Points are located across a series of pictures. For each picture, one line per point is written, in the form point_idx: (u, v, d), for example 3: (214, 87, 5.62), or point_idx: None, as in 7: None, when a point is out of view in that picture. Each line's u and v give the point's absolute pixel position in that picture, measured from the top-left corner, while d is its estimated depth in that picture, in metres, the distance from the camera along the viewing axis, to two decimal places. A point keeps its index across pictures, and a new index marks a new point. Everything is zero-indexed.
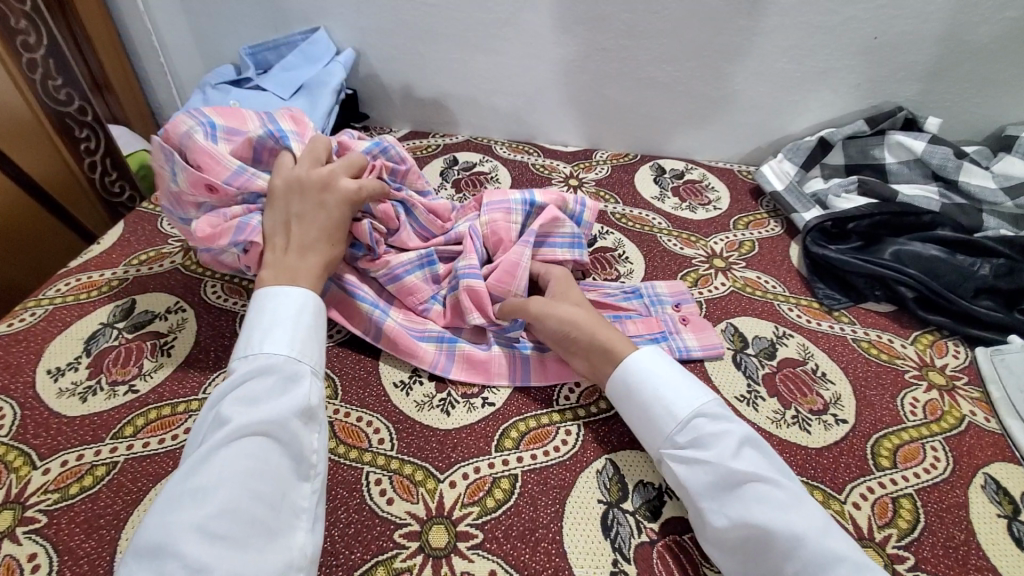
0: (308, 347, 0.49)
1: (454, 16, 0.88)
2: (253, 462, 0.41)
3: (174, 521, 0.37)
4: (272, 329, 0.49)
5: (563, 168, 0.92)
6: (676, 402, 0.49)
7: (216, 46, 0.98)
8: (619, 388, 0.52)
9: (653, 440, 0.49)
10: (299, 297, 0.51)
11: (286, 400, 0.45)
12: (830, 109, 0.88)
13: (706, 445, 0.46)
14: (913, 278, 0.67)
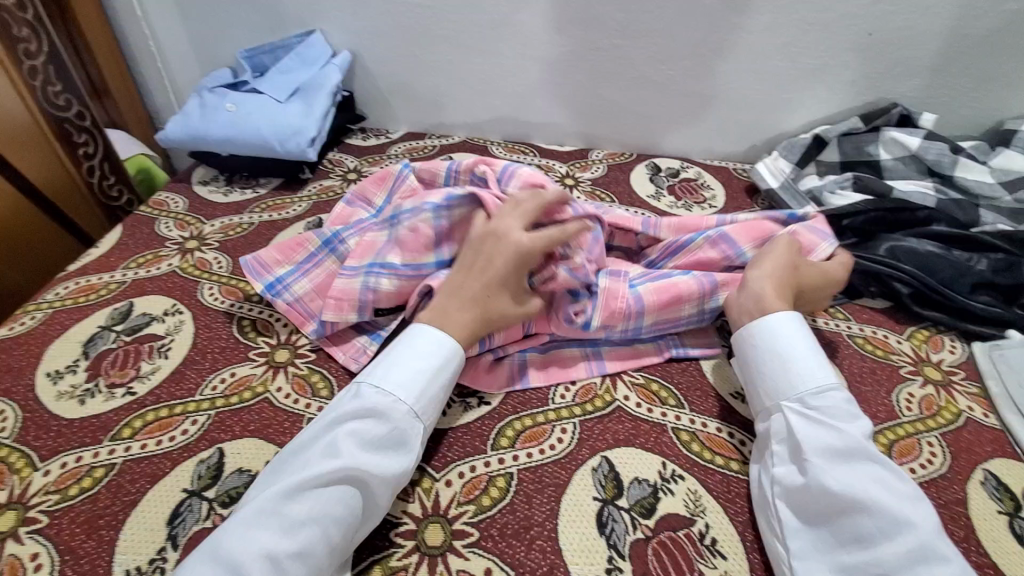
0: (426, 404, 0.49)
1: (450, 17, 0.88)
2: (341, 508, 0.42)
3: (254, 541, 0.39)
4: (403, 370, 0.50)
5: (558, 168, 0.92)
6: (807, 373, 0.50)
7: (213, 50, 0.99)
8: (750, 342, 0.54)
9: (774, 395, 0.51)
10: (446, 353, 0.51)
11: (391, 458, 0.46)
12: (825, 106, 0.89)
13: (833, 416, 0.47)
14: (908, 274, 0.67)
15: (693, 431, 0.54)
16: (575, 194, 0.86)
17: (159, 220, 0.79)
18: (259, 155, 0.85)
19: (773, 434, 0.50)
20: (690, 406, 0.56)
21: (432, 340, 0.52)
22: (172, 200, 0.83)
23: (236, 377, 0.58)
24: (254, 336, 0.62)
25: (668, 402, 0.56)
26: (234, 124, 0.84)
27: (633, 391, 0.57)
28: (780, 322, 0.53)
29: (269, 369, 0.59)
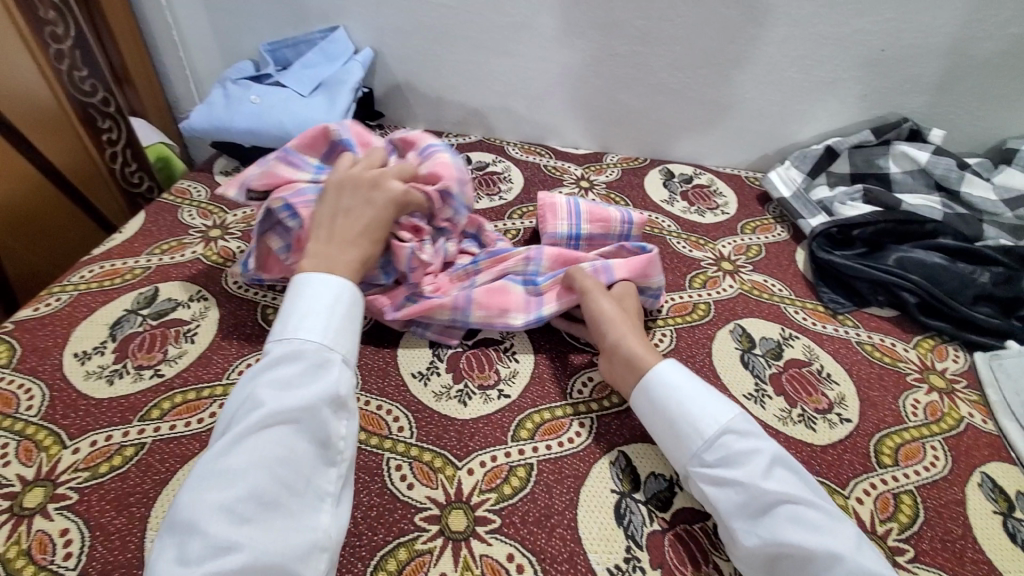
0: (340, 336, 0.49)
1: (472, 18, 0.90)
2: (280, 448, 0.42)
3: (203, 502, 0.39)
4: (305, 316, 0.49)
5: (574, 170, 0.94)
6: (700, 424, 0.49)
7: (235, 43, 1.00)
8: (645, 405, 0.52)
9: (678, 460, 0.50)
10: (333, 285, 0.51)
11: (313, 388, 0.45)
12: (836, 119, 0.91)
13: (730, 465, 0.46)
14: (916, 284, 0.69)
15: None
16: (590, 197, 0.88)
17: (181, 208, 0.80)
18: (282, 148, 0.87)
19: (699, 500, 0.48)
20: None
21: (307, 289, 0.51)
22: (195, 189, 0.84)
23: None
24: None
25: None
26: (257, 116, 0.85)
27: None
28: (652, 378, 0.52)
29: None
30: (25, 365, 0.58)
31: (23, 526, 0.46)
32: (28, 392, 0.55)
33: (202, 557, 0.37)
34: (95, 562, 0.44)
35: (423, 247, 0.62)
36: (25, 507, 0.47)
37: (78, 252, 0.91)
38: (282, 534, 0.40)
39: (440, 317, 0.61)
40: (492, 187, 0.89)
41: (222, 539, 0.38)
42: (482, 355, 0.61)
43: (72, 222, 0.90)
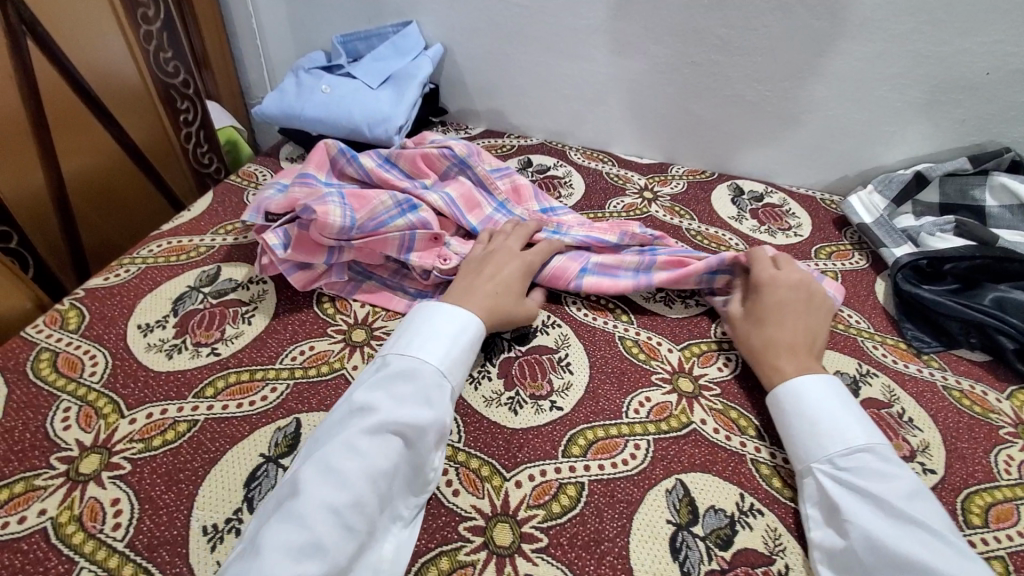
0: (455, 368, 0.51)
1: (546, 19, 0.88)
2: (389, 463, 0.44)
3: (315, 493, 0.41)
4: (433, 342, 0.52)
5: (637, 179, 0.91)
6: (832, 438, 0.48)
7: (309, 33, 1.02)
8: (784, 405, 0.52)
9: (807, 456, 0.48)
10: (460, 318, 0.54)
11: (427, 411, 0.47)
12: (927, 144, 0.84)
13: (866, 477, 0.45)
14: (1016, 329, 0.62)
15: (774, 466, 0.51)
16: (654, 209, 0.85)
17: (247, 190, 0.81)
18: (348, 138, 0.87)
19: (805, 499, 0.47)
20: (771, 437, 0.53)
21: (431, 320, 0.53)
22: (261, 173, 0.85)
23: (314, 351, 0.59)
24: (333, 312, 0.63)
25: (748, 433, 0.54)
26: (327, 105, 0.86)
27: (711, 416, 0.55)
28: (802, 382, 0.52)
29: (346, 347, 0.59)
30: (92, 331, 0.59)
31: (78, 491, 0.47)
32: (92, 358, 0.57)
33: (302, 548, 0.39)
34: (142, 536, 0.44)
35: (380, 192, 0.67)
36: (81, 473, 0.48)
37: (147, 226, 0.93)
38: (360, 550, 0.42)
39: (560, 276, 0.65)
40: (552, 192, 0.87)
41: (320, 540, 0.40)
42: (536, 362, 0.59)
43: (146, 197, 0.92)
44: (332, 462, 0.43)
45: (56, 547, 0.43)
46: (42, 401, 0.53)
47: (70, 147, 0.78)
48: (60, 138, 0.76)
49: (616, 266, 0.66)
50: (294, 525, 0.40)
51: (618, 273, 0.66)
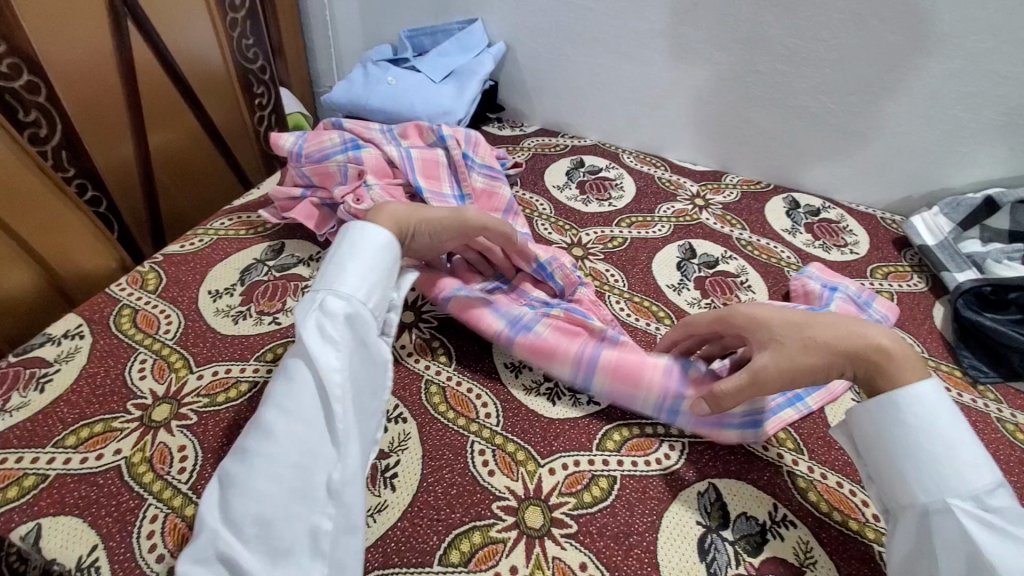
0: (359, 289, 0.51)
1: (609, 21, 0.89)
2: (293, 388, 0.46)
3: (254, 435, 0.44)
4: (335, 272, 0.52)
5: (689, 186, 0.91)
6: (969, 471, 0.42)
7: (379, 27, 1.06)
8: (914, 411, 0.44)
9: (936, 486, 0.42)
10: (357, 242, 0.54)
11: (311, 335, 0.48)
12: (1002, 167, 0.80)
13: (1009, 521, 0.41)
14: None
15: (811, 480, 0.51)
16: (705, 217, 0.84)
17: None
18: None
19: (931, 539, 0.42)
20: (810, 453, 0.53)
21: (343, 253, 0.53)
22: None
23: None
24: None
25: (786, 445, 0.54)
26: (390, 96, 0.89)
27: None
28: (925, 393, 0.44)
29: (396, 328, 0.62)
30: (168, 293, 0.64)
31: (150, 436, 0.51)
32: (167, 318, 0.62)
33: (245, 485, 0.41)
34: (203, 481, 0.48)
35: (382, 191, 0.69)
36: (153, 420, 0.52)
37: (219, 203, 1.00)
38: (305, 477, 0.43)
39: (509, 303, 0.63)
40: (602, 193, 0.88)
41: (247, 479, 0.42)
42: None
43: (219, 175, 0.99)
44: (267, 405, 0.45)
45: (128, 483, 0.48)
46: (122, 352, 0.58)
47: (160, 123, 0.84)
48: (151, 114, 0.82)
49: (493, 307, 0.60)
50: (235, 466, 0.43)
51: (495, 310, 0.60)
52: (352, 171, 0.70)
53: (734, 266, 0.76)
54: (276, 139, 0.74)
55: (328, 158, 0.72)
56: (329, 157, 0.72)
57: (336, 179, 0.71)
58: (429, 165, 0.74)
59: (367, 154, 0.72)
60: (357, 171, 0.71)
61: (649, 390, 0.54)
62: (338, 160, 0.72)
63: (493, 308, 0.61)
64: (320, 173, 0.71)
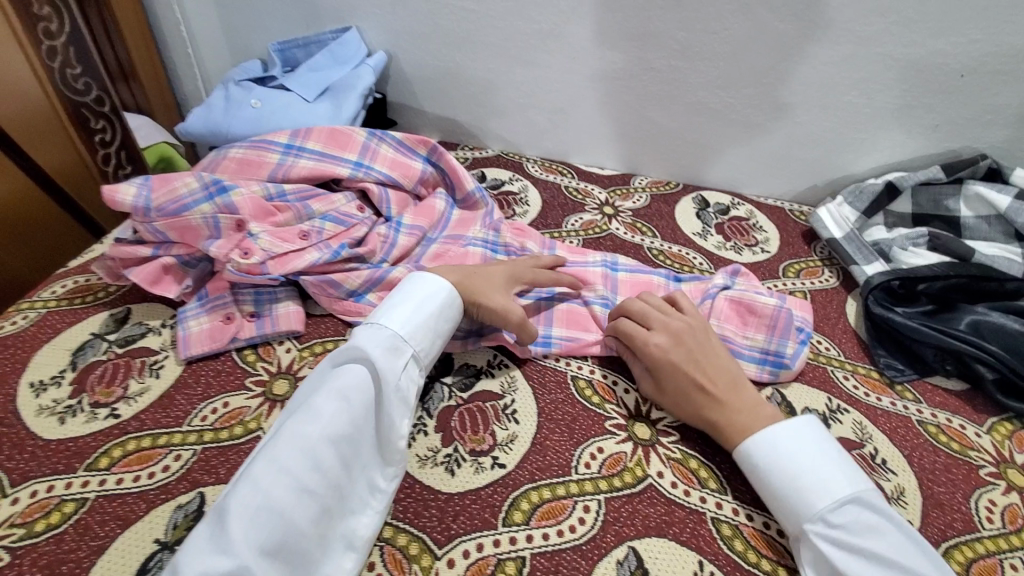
0: (421, 334, 0.52)
1: (494, 23, 0.83)
2: (356, 406, 0.44)
3: (303, 439, 0.41)
4: (396, 309, 0.52)
5: (597, 194, 0.86)
6: (813, 493, 0.44)
7: (247, 41, 0.95)
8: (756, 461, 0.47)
9: (797, 511, 0.44)
10: (425, 290, 0.54)
11: (382, 362, 0.47)
12: (899, 151, 0.79)
13: (860, 535, 0.41)
14: (994, 355, 0.58)
15: (736, 525, 0.47)
16: (615, 226, 0.80)
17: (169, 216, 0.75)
18: None
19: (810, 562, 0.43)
20: (734, 492, 0.49)
21: (405, 302, 0.53)
22: None
23: (228, 409, 0.52)
24: (254, 361, 0.57)
25: (709, 485, 0.49)
26: (256, 121, 0.79)
27: (669, 468, 0.50)
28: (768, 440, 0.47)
29: (265, 404, 0.53)
30: None
31: None
32: None
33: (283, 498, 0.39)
34: None
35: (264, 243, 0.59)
36: None
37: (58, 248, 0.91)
38: (329, 516, 0.42)
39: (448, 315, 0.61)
40: (506, 210, 0.82)
41: (282, 504, 0.39)
42: (478, 411, 0.54)
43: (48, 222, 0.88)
44: (321, 414, 0.43)
45: None
46: None
47: None
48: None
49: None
50: (273, 480, 0.39)
51: None
52: (226, 223, 0.58)
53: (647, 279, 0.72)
54: (110, 192, 0.57)
55: (189, 210, 0.58)
56: (190, 207, 0.59)
57: (204, 237, 0.58)
58: (324, 198, 0.66)
59: (240, 198, 0.60)
60: (233, 223, 0.59)
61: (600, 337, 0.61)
62: (202, 211, 0.58)
63: None
64: (183, 231, 0.58)
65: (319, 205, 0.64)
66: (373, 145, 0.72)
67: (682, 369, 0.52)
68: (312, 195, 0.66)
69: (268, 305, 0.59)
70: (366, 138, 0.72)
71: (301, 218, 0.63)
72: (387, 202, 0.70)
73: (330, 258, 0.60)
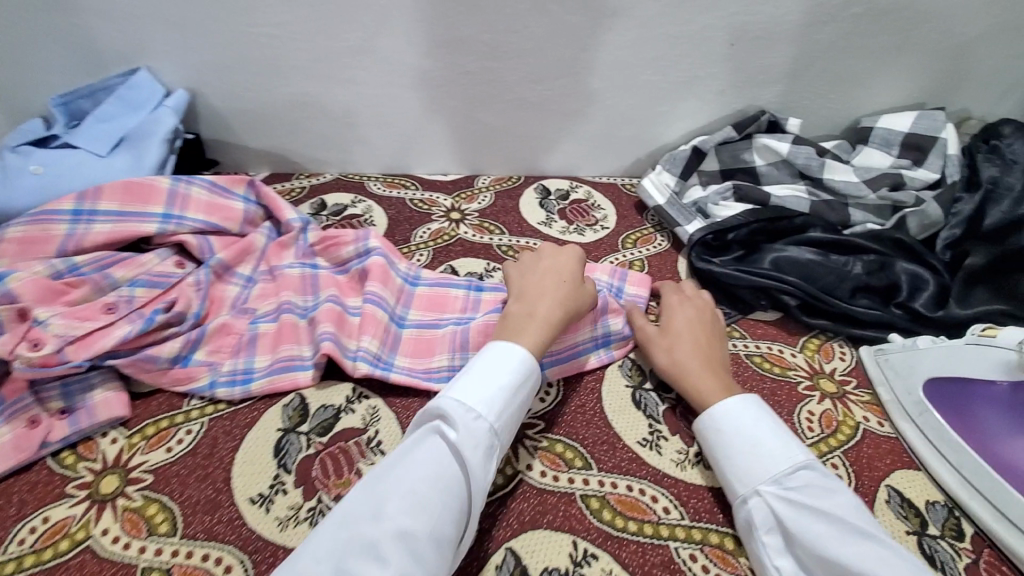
0: (505, 420, 0.48)
1: (300, 46, 0.80)
2: (434, 518, 0.41)
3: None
4: (475, 384, 0.48)
5: (442, 201, 0.86)
6: (768, 459, 0.46)
7: (17, 99, 0.83)
8: (717, 435, 0.49)
9: (748, 476, 0.46)
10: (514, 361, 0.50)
11: (471, 456, 0.44)
12: (699, 117, 0.88)
13: (815, 496, 0.43)
14: (793, 285, 0.66)
15: (603, 496, 0.49)
16: (463, 230, 0.81)
17: None
18: None
19: (753, 526, 0.44)
20: (598, 465, 0.52)
21: (512, 351, 0.51)
22: None
23: (49, 524, 0.47)
24: (74, 463, 0.51)
25: (575, 465, 0.52)
26: (41, 188, 0.72)
27: (537, 458, 0.52)
28: (729, 415, 0.49)
29: (92, 507, 0.48)
30: None
31: None
32: None
33: None
34: None
35: (53, 328, 0.53)
36: None
37: None
38: None
39: (286, 351, 0.58)
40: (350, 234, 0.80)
41: None
42: (341, 453, 0.52)
43: None
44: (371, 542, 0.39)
45: None
46: None
47: None
48: None
49: (292, 355, 0.58)
50: None
51: (294, 362, 0.58)
52: (6, 314, 0.53)
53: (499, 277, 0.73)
54: None
55: None
56: None
57: None
58: (128, 261, 0.61)
59: (19, 283, 0.55)
60: (14, 313, 0.54)
61: (443, 342, 0.61)
62: None
63: (278, 339, 0.60)
64: None
65: (121, 272, 0.60)
66: (183, 189, 0.67)
67: (688, 325, 0.58)
68: (114, 261, 0.61)
69: (79, 393, 0.53)
70: (172, 184, 0.66)
71: (102, 289, 0.59)
72: (210, 250, 0.65)
73: (143, 328, 0.56)
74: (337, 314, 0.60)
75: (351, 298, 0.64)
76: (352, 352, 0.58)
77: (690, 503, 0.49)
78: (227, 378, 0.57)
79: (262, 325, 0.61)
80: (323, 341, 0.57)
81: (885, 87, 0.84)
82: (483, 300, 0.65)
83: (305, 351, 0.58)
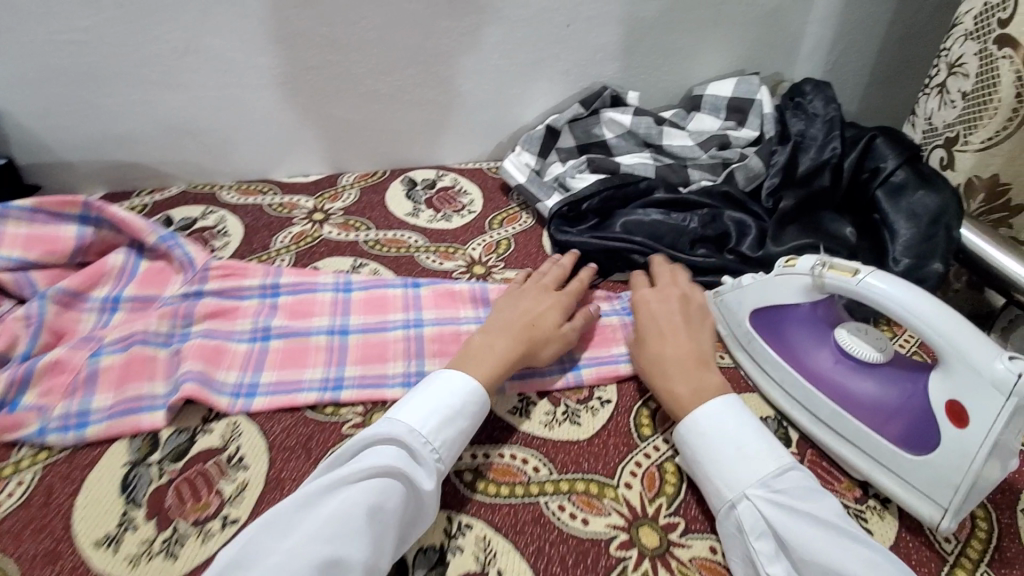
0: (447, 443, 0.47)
1: (116, 49, 0.73)
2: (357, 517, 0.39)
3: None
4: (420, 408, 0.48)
5: (304, 203, 0.83)
6: (755, 462, 0.45)
7: None
8: (698, 434, 0.48)
9: (734, 479, 0.45)
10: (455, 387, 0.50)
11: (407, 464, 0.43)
12: (550, 97, 0.91)
13: (802, 497, 0.43)
14: (641, 245, 0.72)
15: (476, 468, 0.51)
16: (326, 231, 0.79)
17: None
18: None
19: (743, 531, 0.43)
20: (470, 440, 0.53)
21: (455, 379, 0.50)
22: None
23: None
24: None
25: None
26: None
27: None
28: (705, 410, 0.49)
29: None
30: None
31: None
32: None
33: None
34: None
35: None
36: None
37: None
38: None
39: (134, 391, 0.54)
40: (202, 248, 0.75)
41: None
42: (199, 475, 0.49)
43: None
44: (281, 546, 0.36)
45: None
46: None
47: None
48: None
49: (139, 394, 0.54)
50: None
51: (142, 403, 0.53)
52: None
53: (367, 272, 0.73)
54: None
55: None
56: None
57: None
58: None
59: None
60: None
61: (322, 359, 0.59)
62: None
63: (129, 377, 0.55)
64: None
65: None
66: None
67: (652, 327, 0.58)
68: None
69: None
70: None
71: None
72: (32, 286, 0.61)
73: None
74: (208, 349, 0.57)
75: (231, 326, 0.61)
76: (221, 384, 0.55)
77: (558, 458, 0.52)
78: (59, 424, 0.52)
79: (105, 358, 0.56)
80: (186, 382, 0.53)
81: (708, 57, 0.92)
82: (372, 304, 0.64)
83: (162, 390, 0.54)
